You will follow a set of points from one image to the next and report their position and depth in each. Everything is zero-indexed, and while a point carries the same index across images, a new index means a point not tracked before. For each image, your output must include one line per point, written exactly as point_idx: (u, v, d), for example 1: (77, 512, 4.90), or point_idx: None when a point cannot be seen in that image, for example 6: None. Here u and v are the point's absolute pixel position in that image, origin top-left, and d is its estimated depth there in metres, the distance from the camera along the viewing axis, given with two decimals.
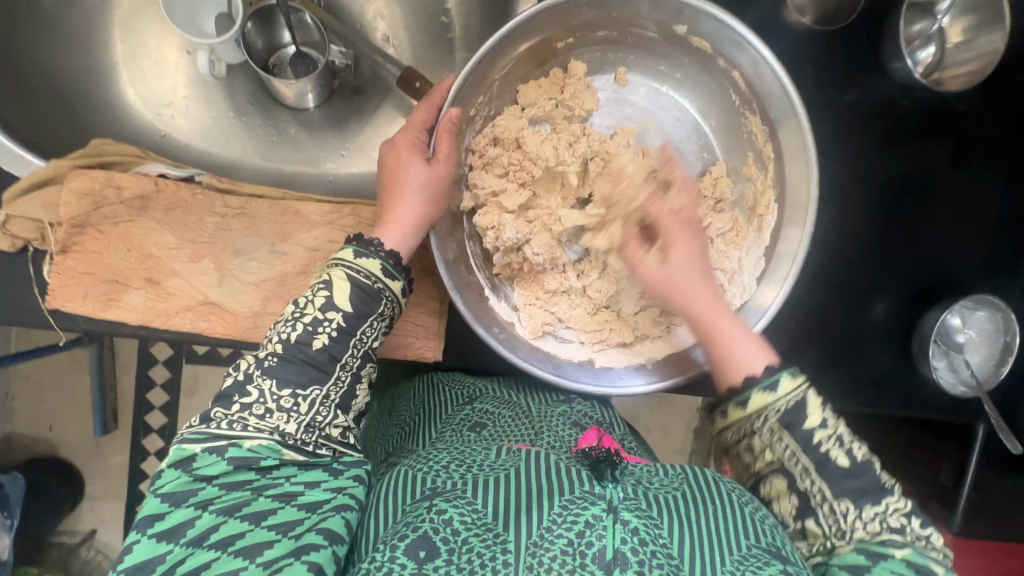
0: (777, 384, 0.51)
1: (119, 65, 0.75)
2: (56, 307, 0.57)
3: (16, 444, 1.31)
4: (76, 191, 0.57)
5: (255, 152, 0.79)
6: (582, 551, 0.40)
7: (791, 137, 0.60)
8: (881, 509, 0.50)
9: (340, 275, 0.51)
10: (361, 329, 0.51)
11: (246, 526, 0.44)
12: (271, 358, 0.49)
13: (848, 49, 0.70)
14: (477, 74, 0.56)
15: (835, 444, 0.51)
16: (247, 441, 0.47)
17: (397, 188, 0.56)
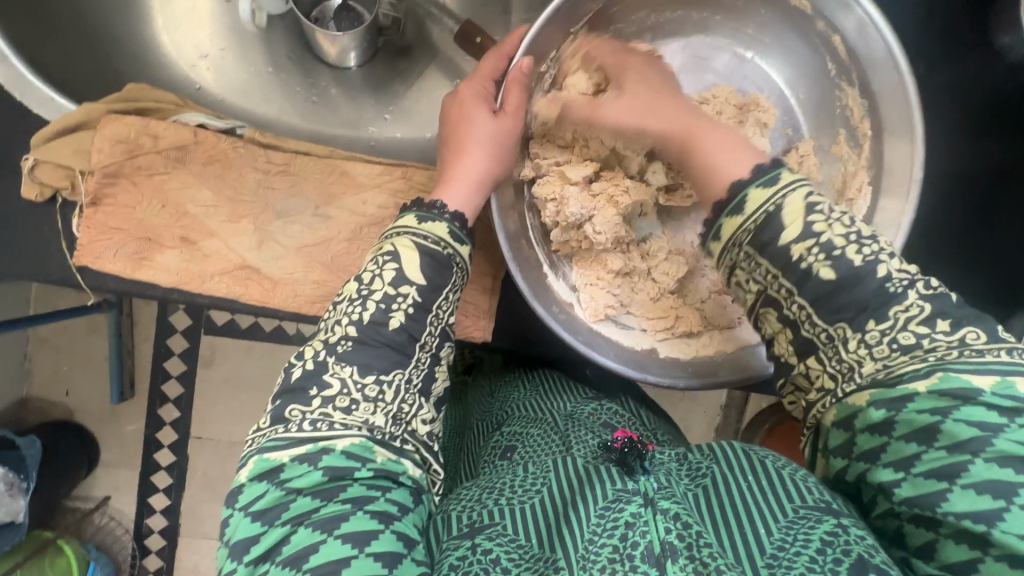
0: (744, 203, 0.45)
1: (153, 10, 0.70)
2: (83, 264, 0.52)
3: (32, 406, 1.29)
4: (110, 137, 0.52)
5: (293, 111, 0.74)
6: (629, 553, 0.38)
7: (896, 112, 0.53)
8: (890, 326, 0.40)
9: (407, 245, 0.46)
10: (436, 302, 0.47)
11: (350, 551, 0.38)
12: (344, 342, 0.45)
13: (949, 19, 0.63)
14: (555, 23, 0.52)
15: (818, 255, 0.42)
16: (339, 443, 0.42)
17: (461, 142, 0.51)
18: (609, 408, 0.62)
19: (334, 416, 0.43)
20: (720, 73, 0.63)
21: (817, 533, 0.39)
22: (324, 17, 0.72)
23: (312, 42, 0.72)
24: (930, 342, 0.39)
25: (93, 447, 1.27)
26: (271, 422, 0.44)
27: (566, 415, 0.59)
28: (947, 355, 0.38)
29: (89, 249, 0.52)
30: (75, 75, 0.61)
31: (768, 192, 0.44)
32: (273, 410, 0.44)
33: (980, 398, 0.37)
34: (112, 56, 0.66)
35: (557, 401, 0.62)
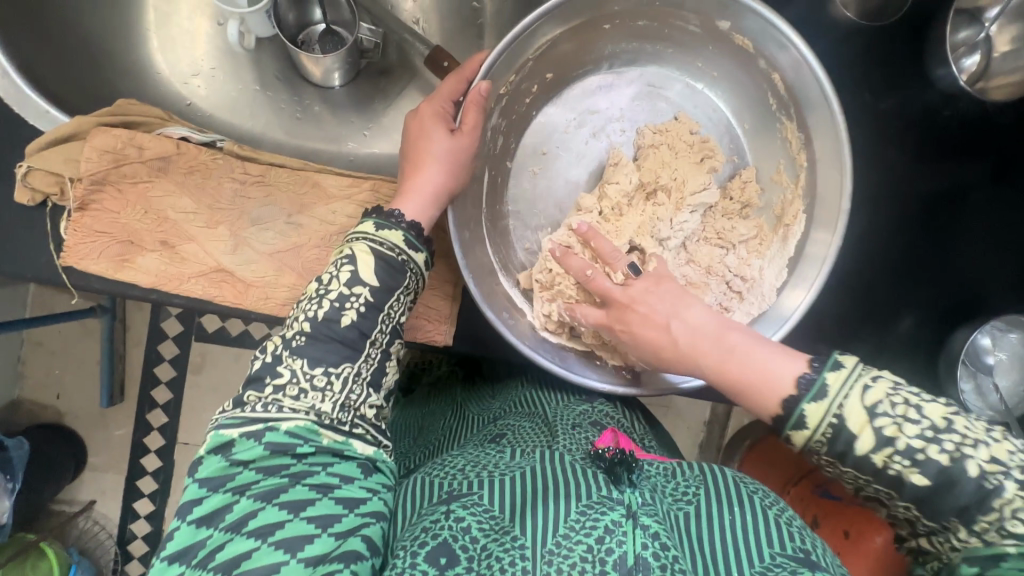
0: (805, 419, 0.42)
1: (149, 33, 0.75)
2: (70, 264, 0.56)
3: (22, 409, 1.31)
4: (98, 147, 0.56)
5: (279, 126, 0.78)
6: (602, 558, 0.39)
7: (829, 146, 0.57)
8: (994, 514, 0.39)
9: (363, 249, 0.50)
10: (388, 302, 0.50)
11: (286, 516, 0.42)
12: (299, 337, 0.48)
13: (889, 51, 0.68)
14: (512, 50, 0.56)
15: (903, 462, 0.40)
16: (285, 423, 0.45)
17: (419, 157, 0.55)
18: (601, 410, 0.63)
19: (285, 400, 0.46)
20: (673, 101, 0.68)
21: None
22: (310, 42, 0.78)
23: (297, 62, 0.76)
24: None
25: (81, 450, 1.30)
26: (232, 403, 0.47)
27: (556, 415, 0.60)
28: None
29: (75, 251, 0.56)
30: (73, 90, 0.66)
31: (824, 406, 0.41)
32: (236, 393, 0.48)
33: None
34: (109, 73, 0.71)
35: (550, 401, 0.64)
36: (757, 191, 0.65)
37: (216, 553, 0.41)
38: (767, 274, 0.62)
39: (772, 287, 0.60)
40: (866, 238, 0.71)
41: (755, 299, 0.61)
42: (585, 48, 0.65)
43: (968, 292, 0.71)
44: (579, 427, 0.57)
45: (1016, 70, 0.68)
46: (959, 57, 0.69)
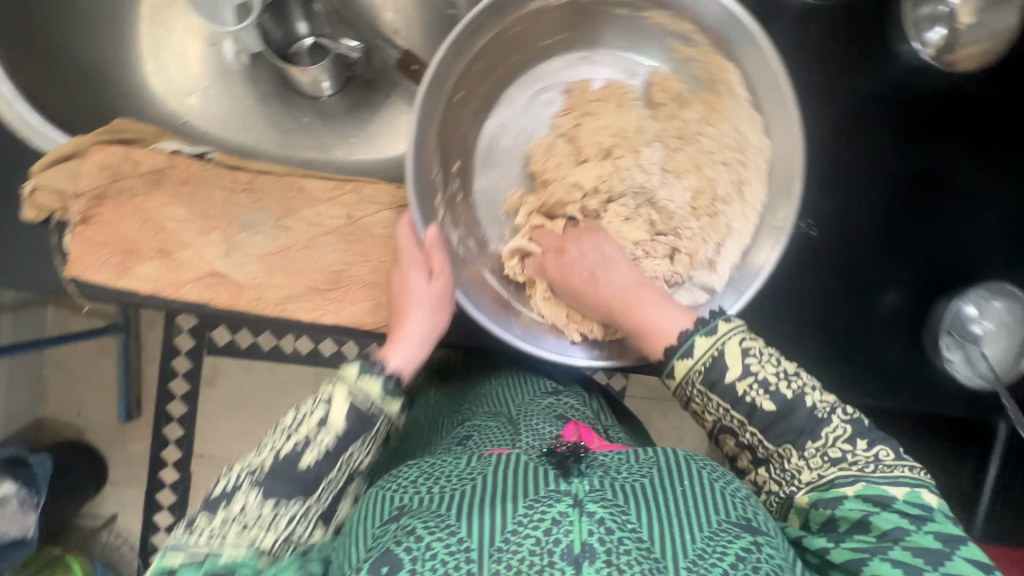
0: (693, 348, 0.54)
1: (144, 56, 0.79)
2: (75, 275, 0.60)
3: (46, 428, 1.36)
4: (96, 164, 0.60)
5: (270, 139, 0.82)
6: (549, 549, 0.38)
7: (777, 111, 0.63)
8: (825, 442, 0.53)
9: (340, 394, 0.53)
10: (349, 447, 0.53)
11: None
12: (259, 471, 0.51)
13: (853, 30, 0.69)
14: (423, 186, 0.61)
15: (757, 391, 0.53)
16: (225, 554, 0.48)
17: (401, 307, 0.59)
18: (567, 402, 0.68)
19: (229, 534, 0.49)
20: (557, 79, 0.75)
21: (735, 546, 0.43)
22: (300, 56, 0.80)
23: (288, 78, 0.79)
24: (852, 456, 0.52)
25: (102, 465, 1.34)
26: (186, 527, 0.50)
27: (520, 415, 0.63)
28: (866, 466, 0.52)
29: (79, 262, 0.60)
30: (73, 113, 0.70)
31: (710, 340, 0.54)
32: (196, 514, 0.50)
33: (894, 504, 0.49)
34: (107, 96, 0.75)
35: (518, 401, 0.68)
36: (677, 80, 0.73)
37: None
38: (731, 251, 0.68)
39: (732, 263, 0.67)
40: (844, 214, 0.72)
41: (716, 276, 0.68)
42: (524, 45, 0.71)
43: (951, 264, 0.72)
44: (543, 422, 0.61)
45: (981, 40, 0.67)
46: (920, 30, 0.69)
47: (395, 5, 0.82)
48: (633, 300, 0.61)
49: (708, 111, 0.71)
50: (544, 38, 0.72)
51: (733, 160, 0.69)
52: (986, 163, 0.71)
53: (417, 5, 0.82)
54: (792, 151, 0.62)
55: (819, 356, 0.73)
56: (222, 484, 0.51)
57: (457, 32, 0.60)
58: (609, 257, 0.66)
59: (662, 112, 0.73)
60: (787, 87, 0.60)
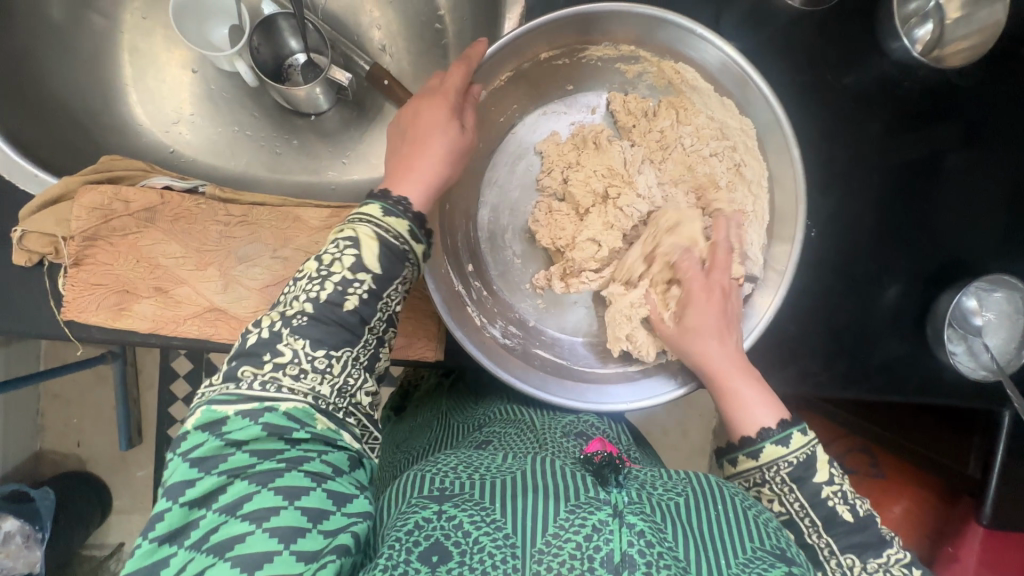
0: (789, 440, 0.55)
1: (128, 86, 0.77)
2: (71, 317, 0.59)
3: (46, 460, 1.34)
4: (87, 205, 0.59)
5: (261, 165, 0.81)
6: (590, 555, 0.39)
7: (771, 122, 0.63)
8: (886, 561, 0.52)
9: (368, 233, 0.50)
10: (389, 289, 0.51)
11: (281, 501, 0.42)
12: (300, 317, 0.48)
13: (842, 29, 0.69)
14: (450, 303, 0.63)
15: (841, 499, 0.54)
16: (283, 405, 0.45)
17: (421, 143, 0.56)
18: (585, 420, 0.68)
19: (283, 381, 0.46)
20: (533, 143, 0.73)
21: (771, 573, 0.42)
22: (293, 71, 0.79)
23: (283, 97, 0.78)
24: None
25: (106, 493, 1.33)
26: (223, 379, 0.47)
27: (544, 423, 0.64)
28: None
29: (75, 304, 0.59)
30: (59, 150, 0.68)
31: (808, 438, 0.55)
32: (227, 368, 0.47)
33: None
34: (93, 129, 0.73)
35: (537, 410, 0.68)
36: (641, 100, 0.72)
37: (210, 535, 0.41)
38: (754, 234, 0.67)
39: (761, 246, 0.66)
40: (843, 213, 0.72)
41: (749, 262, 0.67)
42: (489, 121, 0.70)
43: (948, 256, 0.73)
44: (567, 437, 0.61)
45: (968, 36, 0.68)
46: (911, 28, 0.70)
47: (379, 21, 0.81)
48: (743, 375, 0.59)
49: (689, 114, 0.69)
50: (503, 109, 0.71)
51: (725, 154, 0.68)
52: (978, 151, 0.72)
53: (402, 20, 0.81)
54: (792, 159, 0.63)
55: (822, 355, 0.73)
56: (254, 337, 0.48)
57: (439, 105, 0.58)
58: (725, 324, 0.61)
59: (635, 135, 0.71)
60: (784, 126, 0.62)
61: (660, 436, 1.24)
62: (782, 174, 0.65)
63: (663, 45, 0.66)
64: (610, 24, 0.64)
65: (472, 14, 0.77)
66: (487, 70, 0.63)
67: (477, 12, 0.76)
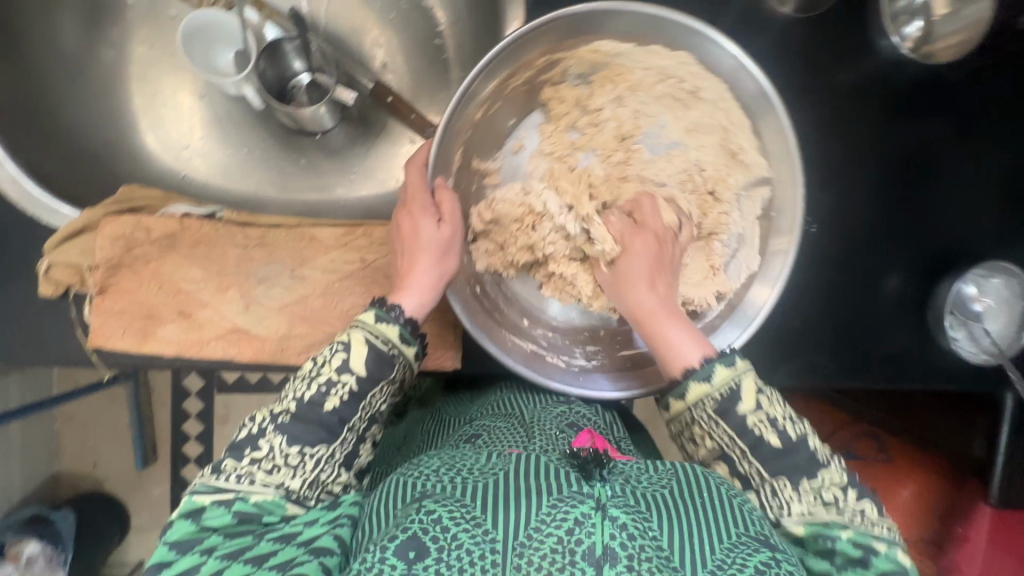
0: (712, 374, 0.56)
1: (137, 115, 0.79)
2: (97, 345, 0.61)
3: (63, 482, 1.35)
4: (110, 236, 0.60)
5: (270, 185, 0.82)
6: (571, 548, 0.40)
7: (760, 103, 0.63)
8: (819, 483, 0.55)
9: (358, 338, 0.55)
10: (369, 392, 0.56)
11: (249, 569, 0.47)
12: (285, 415, 0.54)
13: (835, 30, 0.71)
14: (534, 366, 0.65)
15: (765, 425, 0.56)
16: (254, 496, 0.52)
17: (410, 250, 0.59)
18: (579, 410, 0.69)
19: (258, 474, 0.52)
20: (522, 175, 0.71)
21: (753, 560, 0.45)
22: (298, 92, 0.80)
23: (290, 118, 0.80)
24: (842, 503, 0.55)
25: (124, 513, 1.34)
26: (210, 469, 0.53)
27: (533, 416, 0.65)
28: (853, 514, 0.54)
29: (101, 332, 0.61)
30: (75, 182, 0.70)
31: (730, 369, 0.56)
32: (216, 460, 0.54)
33: (876, 553, 0.52)
34: (106, 159, 0.75)
35: (530, 400, 0.70)
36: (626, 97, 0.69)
37: None
38: (734, 179, 0.69)
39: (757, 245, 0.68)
40: (844, 208, 0.74)
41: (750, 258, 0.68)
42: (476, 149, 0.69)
43: (951, 248, 0.75)
44: (555, 427, 0.62)
45: (957, 31, 0.70)
46: (900, 25, 0.71)
47: (379, 39, 0.83)
48: (668, 312, 0.60)
49: (670, 104, 0.69)
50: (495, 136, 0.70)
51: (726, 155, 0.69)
52: (966, 133, 0.73)
53: (402, 38, 0.83)
54: (784, 140, 0.63)
55: (828, 348, 0.75)
56: (246, 430, 0.54)
57: (421, 196, 0.61)
58: (648, 264, 0.61)
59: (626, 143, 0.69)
60: (778, 106, 0.61)
61: (664, 429, 1.26)
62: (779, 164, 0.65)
63: (568, 39, 0.64)
64: (520, 52, 0.62)
65: (471, 30, 0.79)
66: (469, 100, 0.62)
67: (477, 27, 0.78)
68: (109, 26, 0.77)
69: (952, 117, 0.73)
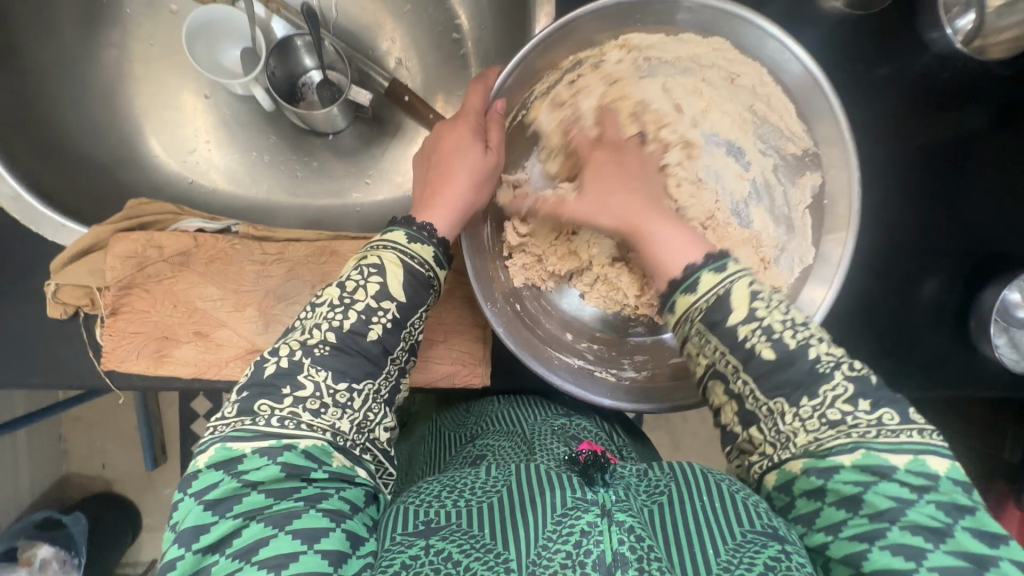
0: (697, 283, 0.50)
1: (141, 119, 0.75)
2: (111, 367, 0.58)
3: (72, 484, 1.33)
4: (121, 254, 0.58)
5: (282, 189, 0.78)
6: (581, 560, 0.37)
7: (812, 98, 0.60)
8: (822, 402, 0.46)
9: (393, 260, 0.51)
10: (411, 319, 0.52)
11: (300, 546, 0.41)
12: (323, 348, 0.48)
13: (879, 25, 0.67)
14: (583, 384, 0.63)
15: (761, 336, 0.47)
16: (302, 442, 0.46)
17: (449, 166, 0.56)
18: (578, 423, 0.64)
19: (303, 416, 0.47)
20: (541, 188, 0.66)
21: (763, 556, 0.40)
22: (307, 90, 0.76)
23: (300, 118, 0.75)
24: (853, 419, 0.45)
25: (135, 515, 1.32)
26: (237, 413, 0.47)
27: (533, 430, 0.59)
28: (867, 432, 0.45)
29: (114, 354, 0.58)
30: (79, 193, 0.66)
31: (719, 276, 0.49)
32: (242, 402, 0.47)
33: (894, 475, 0.43)
34: (111, 168, 0.71)
35: (531, 413, 0.64)
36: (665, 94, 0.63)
37: None
38: (779, 173, 0.64)
39: (806, 246, 0.63)
40: (884, 210, 0.71)
41: (796, 262, 0.63)
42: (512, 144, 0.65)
43: (986, 250, 0.72)
44: (557, 442, 0.56)
45: (1017, 25, 0.65)
46: (952, 17, 0.68)
47: (393, 34, 0.78)
48: (642, 216, 0.56)
49: None
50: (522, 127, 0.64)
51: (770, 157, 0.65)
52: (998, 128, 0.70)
53: (419, 33, 0.78)
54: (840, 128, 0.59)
55: (864, 357, 0.72)
56: (272, 366, 0.48)
57: (475, 117, 0.58)
58: (617, 179, 0.58)
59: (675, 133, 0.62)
60: (830, 92, 0.58)
61: (681, 424, 1.25)
62: (832, 159, 0.61)
63: (595, 32, 0.61)
64: (548, 54, 0.60)
65: (493, 24, 0.74)
66: (508, 91, 0.61)
67: (499, 22, 0.74)
68: (107, 24, 0.73)
69: (991, 111, 0.69)
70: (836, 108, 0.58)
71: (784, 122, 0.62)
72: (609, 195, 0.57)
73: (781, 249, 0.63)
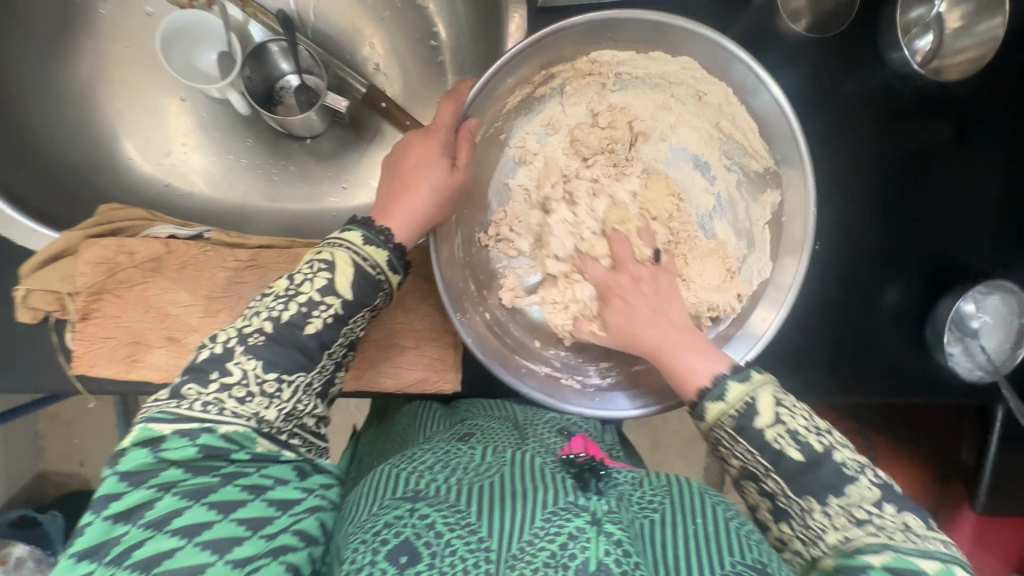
0: (727, 392, 0.51)
1: (116, 121, 0.75)
2: (82, 371, 0.58)
3: (48, 481, 1.32)
4: (91, 259, 0.58)
5: (259, 193, 0.78)
6: (564, 563, 0.38)
7: (771, 114, 0.61)
8: (849, 500, 0.47)
9: (343, 259, 0.51)
10: (354, 317, 0.52)
11: (214, 516, 0.44)
12: (258, 336, 0.49)
13: (843, 44, 0.70)
14: (552, 392, 0.64)
15: (788, 439, 0.48)
16: (222, 427, 0.46)
17: (412, 179, 0.57)
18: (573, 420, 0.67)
19: (228, 403, 0.47)
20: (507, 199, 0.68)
21: None
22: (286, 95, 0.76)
23: (277, 122, 0.75)
24: (879, 519, 0.46)
25: None
26: (168, 396, 0.48)
27: (527, 420, 0.63)
28: (893, 533, 0.45)
29: (85, 359, 0.58)
30: (52, 196, 0.67)
31: (745, 385, 0.50)
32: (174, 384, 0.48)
33: None
34: (84, 170, 0.71)
35: (527, 408, 0.67)
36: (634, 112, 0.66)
37: (133, 549, 0.42)
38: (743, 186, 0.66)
39: (768, 258, 0.65)
40: (848, 220, 0.73)
41: (756, 274, 0.65)
42: (485, 153, 0.66)
43: (949, 259, 0.74)
44: (550, 433, 0.60)
45: (969, 47, 0.69)
46: (912, 38, 0.71)
47: (372, 39, 0.79)
48: (684, 340, 0.56)
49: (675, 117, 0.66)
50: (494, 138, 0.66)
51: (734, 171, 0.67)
52: (965, 142, 0.72)
53: (397, 40, 0.79)
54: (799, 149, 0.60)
55: (827, 365, 0.74)
56: (206, 352, 0.49)
57: (445, 133, 0.59)
58: (659, 297, 0.59)
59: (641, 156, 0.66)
60: (789, 112, 0.59)
61: (660, 425, 1.27)
62: (790, 176, 0.62)
63: (567, 49, 0.62)
64: (513, 70, 0.61)
65: (470, 31, 0.75)
66: (479, 107, 0.61)
67: (476, 31, 0.74)
68: (81, 25, 0.72)
69: (954, 122, 0.72)
70: (794, 127, 0.59)
71: (747, 139, 0.64)
72: (656, 316, 0.58)
73: (742, 261, 0.66)
